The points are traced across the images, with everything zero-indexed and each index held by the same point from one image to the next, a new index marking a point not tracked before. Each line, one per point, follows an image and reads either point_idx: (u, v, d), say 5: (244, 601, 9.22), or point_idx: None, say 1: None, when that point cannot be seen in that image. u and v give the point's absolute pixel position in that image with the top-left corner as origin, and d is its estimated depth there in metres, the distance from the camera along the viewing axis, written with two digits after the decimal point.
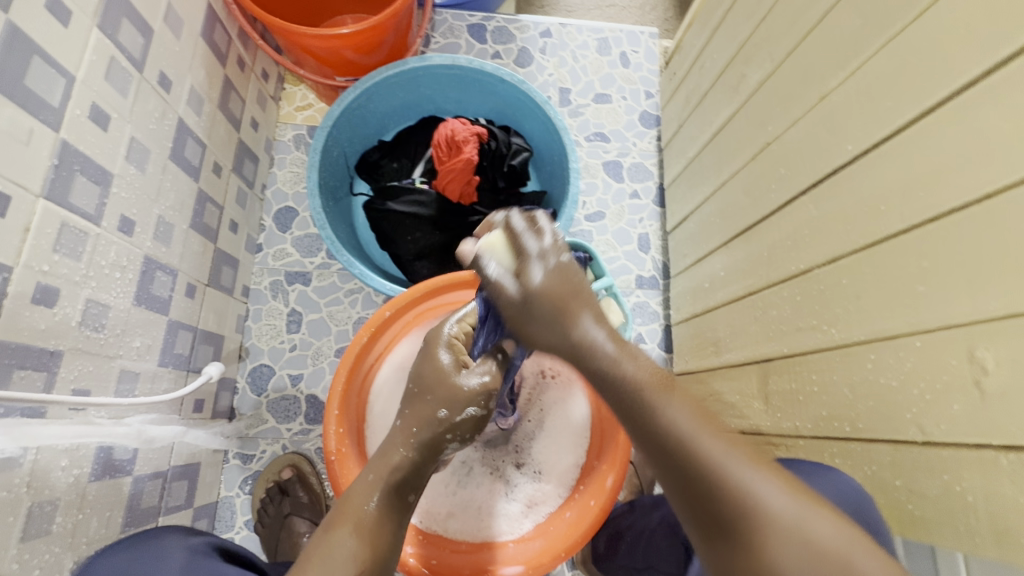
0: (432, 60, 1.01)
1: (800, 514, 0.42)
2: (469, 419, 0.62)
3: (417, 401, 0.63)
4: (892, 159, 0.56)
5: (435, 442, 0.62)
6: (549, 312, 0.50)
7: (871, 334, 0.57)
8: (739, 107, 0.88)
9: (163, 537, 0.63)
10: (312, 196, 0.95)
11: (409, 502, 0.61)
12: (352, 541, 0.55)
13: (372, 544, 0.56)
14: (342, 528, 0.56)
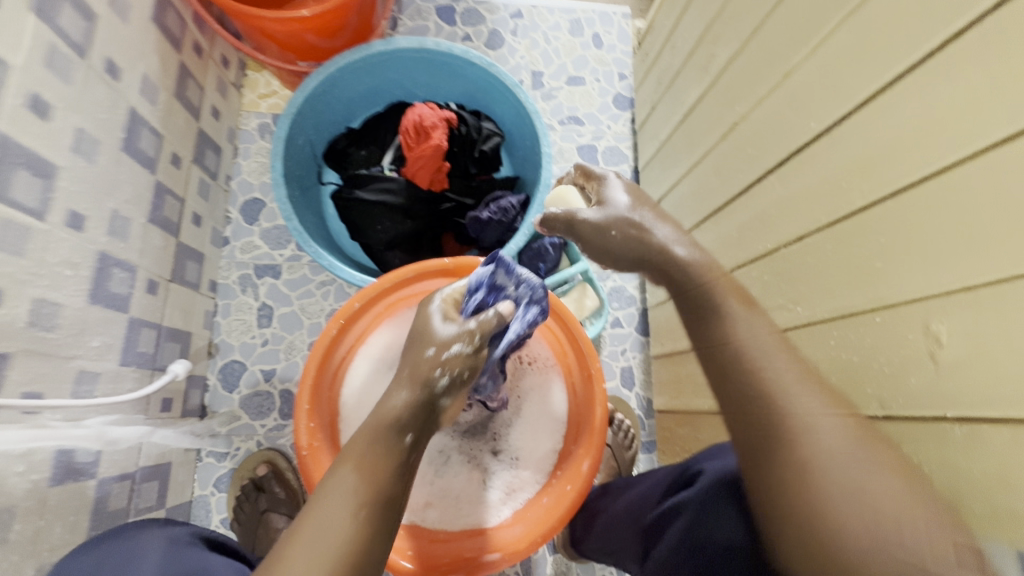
0: (398, 43, 0.98)
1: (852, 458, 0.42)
2: (457, 356, 0.63)
3: (411, 355, 0.65)
4: (855, 135, 0.55)
5: (425, 392, 0.62)
6: (624, 233, 0.65)
7: (833, 311, 0.57)
8: (709, 86, 0.87)
9: (144, 531, 0.64)
10: (277, 186, 0.92)
11: (405, 444, 0.61)
12: (352, 479, 0.58)
13: (370, 485, 0.58)
14: (344, 468, 0.59)
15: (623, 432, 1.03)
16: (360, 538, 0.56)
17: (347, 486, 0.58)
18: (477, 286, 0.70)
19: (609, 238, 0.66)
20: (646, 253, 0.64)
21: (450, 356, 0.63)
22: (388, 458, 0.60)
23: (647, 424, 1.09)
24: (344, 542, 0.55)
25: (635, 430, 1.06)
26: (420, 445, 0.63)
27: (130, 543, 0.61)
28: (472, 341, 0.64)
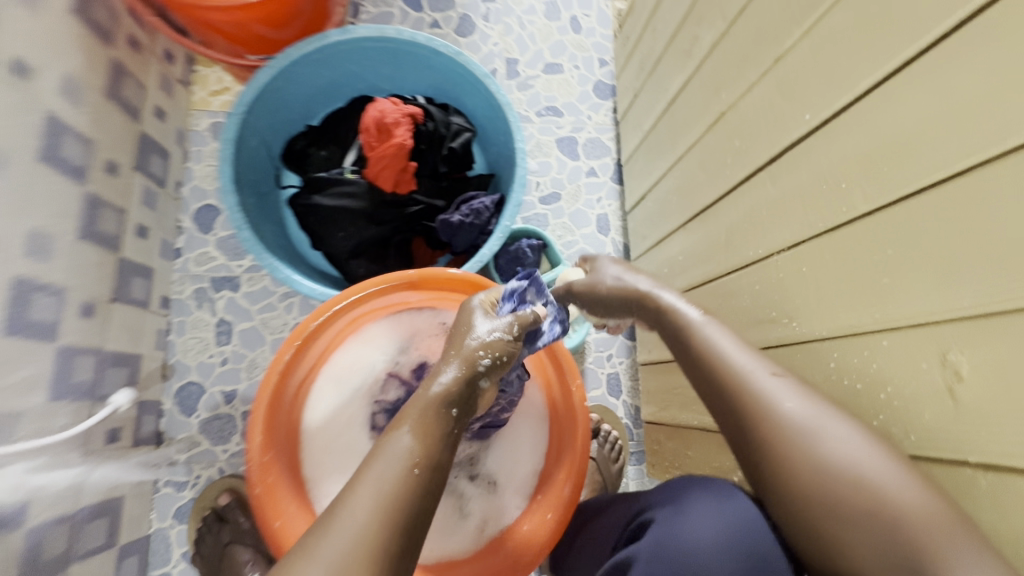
0: (355, 32, 0.90)
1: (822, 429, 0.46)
2: (500, 341, 0.59)
3: (456, 335, 0.61)
4: (856, 129, 0.49)
5: (468, 369, 0.56)
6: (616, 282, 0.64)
7: (833, 329, 0.51)
8: (692, 73, 0.79)
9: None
10: (226, 194, 0.84)
11: (450, 417, 0.54)
12: (408, 439, 0.50)
13: (426, 446, 0.51)
14: (400, 428, 0.51)
15: (609, 444, 0.98)
16: (415, 503, 0.48)
17: (400, 450, 0.50)
18: (510, 292, 0.66)
19: (597, 288, 0.66)
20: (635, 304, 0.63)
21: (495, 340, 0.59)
22: (438, 426, 0.52)
23: (635, 434, 1.03)
24: (398, 504, 0.47)
25: (622, 441, 1.00)
26: (463, 424, 0.55)
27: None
28: (512, 330, 0.61)
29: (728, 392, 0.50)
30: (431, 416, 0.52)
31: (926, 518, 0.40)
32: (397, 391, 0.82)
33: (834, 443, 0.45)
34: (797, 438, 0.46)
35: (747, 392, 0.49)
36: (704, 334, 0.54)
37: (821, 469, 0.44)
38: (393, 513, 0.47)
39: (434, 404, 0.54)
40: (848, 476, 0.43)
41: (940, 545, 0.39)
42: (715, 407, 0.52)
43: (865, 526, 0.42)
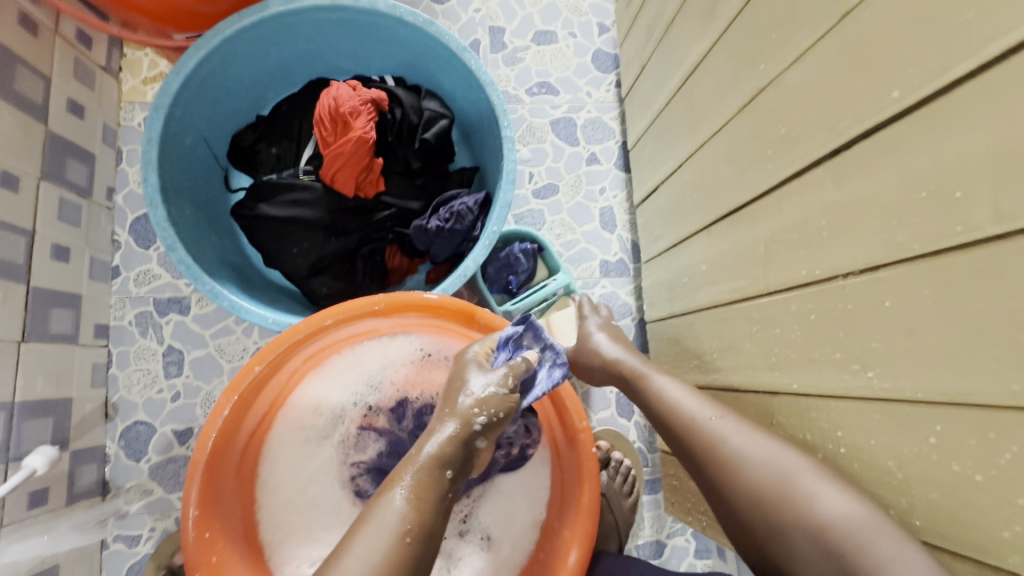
0: (300, 0, 0.74)
1: (757, 450, 0.50)
2: (497, 396, 0.52)
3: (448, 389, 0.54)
4: (977, 112, 0.34)
5: (465, 430, 0.50)
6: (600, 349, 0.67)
7: (939, 394, 0.38)
8: (715, 38, 0.64)
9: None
10: (152, 206, 0.69)
11: (445, 480, 0.48)
12: (399, 503, 0.45)
13: (420, 512, 0.45)
14: (392, 489, 0.47)
15: (622, 476, 0.85)
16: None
17: (392, 516, 0.45)
18: (504, 339, 0.59)
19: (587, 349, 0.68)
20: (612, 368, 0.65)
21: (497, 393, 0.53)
22: (432, 493, 0.47)
23: (650, 459, 0.90)
24: None
25: (636, 472, 0.88)
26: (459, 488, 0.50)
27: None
28: (507, 382, 0.53)
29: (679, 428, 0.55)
30: (425, 478, 0.47)
31: (859, 520, 0.43)
32: (376, 444, 0.70)
33: (769, 464, 0.49)
34: (737, 463, 0.50)
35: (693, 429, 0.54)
36: (661, 388, 0.59)
37: (760, 490, 0.48)
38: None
39: (428, 467, 0.48)
40: (783, 487, 0.47)
41: (872, 543, 0.42)
42: (675, 450, 0.56)
43: (807, 538, 0.45)
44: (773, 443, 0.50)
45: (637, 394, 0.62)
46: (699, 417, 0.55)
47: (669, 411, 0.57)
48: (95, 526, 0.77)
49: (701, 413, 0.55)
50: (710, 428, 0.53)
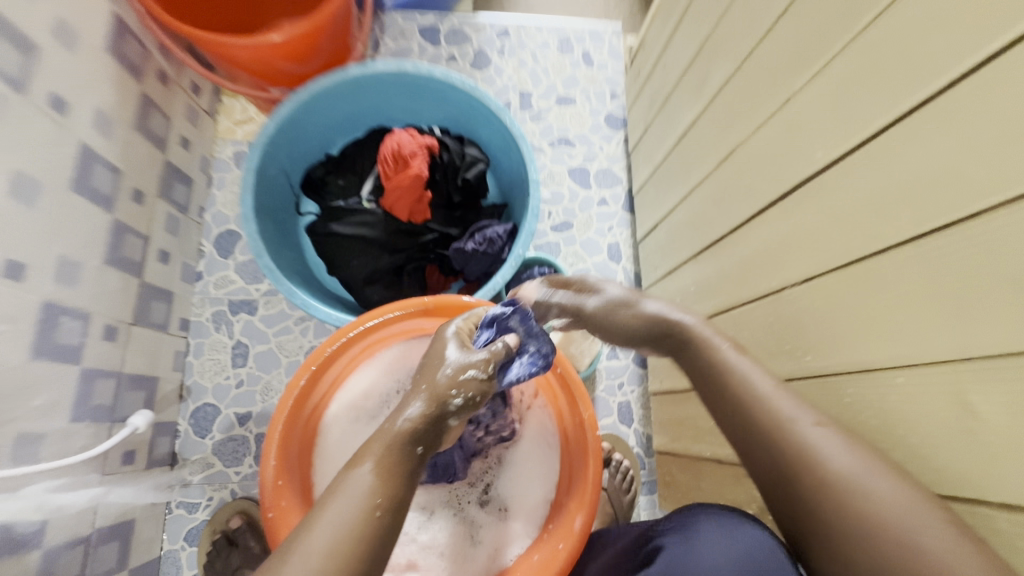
0: (374, 67, 0.93)
1: (853, 465, 0.46)
2: (474, 380, 0.58)
3: (429, 366, 0.60)
4: (867, 169, 0.50)
5: (437, 406, 0.55)
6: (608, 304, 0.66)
7: (849, 365, 0.52)
8: (703, 108, 0.82)
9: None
10: (247, 221, 0.86)
11: (415, 455, 0.53)
12: (369, 476, 0.49)
13: (386, 486, 0.49)
14: (362, 463, 0.51)
15: (621, 474, 0.97)
16: (373, 549, 0.46)
17: (362, 485, 0.49)
18: (489, 320, 0.67)
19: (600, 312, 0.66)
20: (639, 321, 0.63)
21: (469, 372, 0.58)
22: (401, 466, 0.51)
23: (647, 463, 1.02)
24: (353, 543, 0.46)
25: (635, 472, 0.99)
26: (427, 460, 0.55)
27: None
28: (488, 367, 0.59)
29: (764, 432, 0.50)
30: (393, 452, 0.51)
31: (924, 539, 0.41)
32: None
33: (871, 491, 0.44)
34: (812, 459, 0.47)
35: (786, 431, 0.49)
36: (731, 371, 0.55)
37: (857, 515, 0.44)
38: (353, 551, 0.45)
39: (398, 440, 0.52)
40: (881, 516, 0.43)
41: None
42: (745, 444, 0.52)
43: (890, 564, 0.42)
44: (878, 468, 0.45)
45: (703, 377, 0.57)
46: (774, 400, 0.51)
47: (753, 403, 0.52)
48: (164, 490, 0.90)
49: (800, 417, 0.49)
50: (806, 434, 0.48)
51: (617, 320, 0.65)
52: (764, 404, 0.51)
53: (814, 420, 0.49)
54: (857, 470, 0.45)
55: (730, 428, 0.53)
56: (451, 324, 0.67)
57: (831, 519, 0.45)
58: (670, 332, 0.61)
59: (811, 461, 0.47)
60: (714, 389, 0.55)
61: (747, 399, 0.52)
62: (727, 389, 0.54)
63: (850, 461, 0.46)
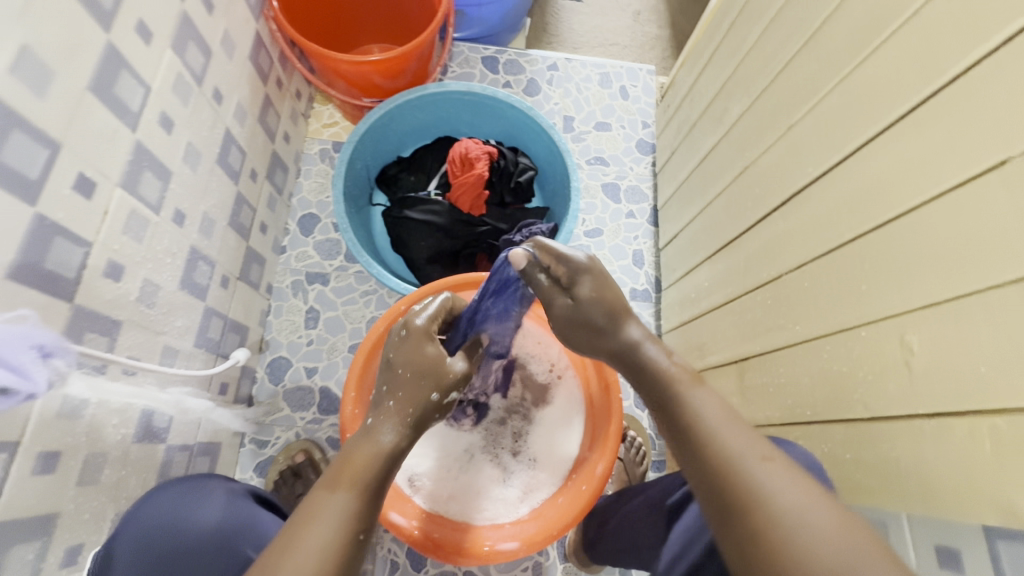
0: (449, 86, 1.12)
1: (787, 496, 0.48)
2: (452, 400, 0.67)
3: (414, 373, 0.64)
4: (844, 179, 0.66)
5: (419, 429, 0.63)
6: (592, 298, 0.67)
7: (822, 330, 0.66)
8: (722, 135, 0.99)
9: (211, 484, 0.71)
10: (337, 202, 1.04)
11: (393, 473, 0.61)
12: (350, 503, 0.55)
13: (364, 512, 0.56)
14: (343, 489, 0.56)
15: (635, 448, 1.09)
16: (348, 565, 0.53)
17: (343, 514, 0.54)
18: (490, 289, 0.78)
19: (585, 293, 0.67)
20: (606, 337, 0.68)
21: (449, 389, 0.65)
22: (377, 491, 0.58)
23: (657, 444, 1.15)
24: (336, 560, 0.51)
25: (647, 448, 1.11)
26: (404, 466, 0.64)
27: (201, 484, 0.70)
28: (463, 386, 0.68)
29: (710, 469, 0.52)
30: (371, 480, 0.57)
31: None
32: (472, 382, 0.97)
33: (834, 539, 0.45)
34: (767, 497, 0.49)
35: (735, 463, 0.52)
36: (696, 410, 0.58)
37: (818, 562, 0.44)
38: (331, 573, 0.51)
39: (382, 459, 0.59)
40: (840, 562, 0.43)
41: None
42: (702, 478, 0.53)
43: None
44: (835, 514, 0.47)
45: (665, 414, 0.60)
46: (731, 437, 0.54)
47: (709, 436, 0.55)
48: (251, 422, 1.06)
49: (748, 454, 0.52)
50: (758, 469, 0.51)
51: (591, 321, 0.67)
52: (715, 440, 0.54)
53: (763, 456, 0.52)
54: (795, 502, 0.47)
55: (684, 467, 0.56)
56: (419, 316, 0.70)
57: (784, 553, 0.45)
58: (640, 366, 0.65)
59: (753, 496, 0.49)
60: (677, 429, 0.58)
61: (697, 430, 0.56)
62: (683, 425, 0.58)
63: (792, 492, 0.48)
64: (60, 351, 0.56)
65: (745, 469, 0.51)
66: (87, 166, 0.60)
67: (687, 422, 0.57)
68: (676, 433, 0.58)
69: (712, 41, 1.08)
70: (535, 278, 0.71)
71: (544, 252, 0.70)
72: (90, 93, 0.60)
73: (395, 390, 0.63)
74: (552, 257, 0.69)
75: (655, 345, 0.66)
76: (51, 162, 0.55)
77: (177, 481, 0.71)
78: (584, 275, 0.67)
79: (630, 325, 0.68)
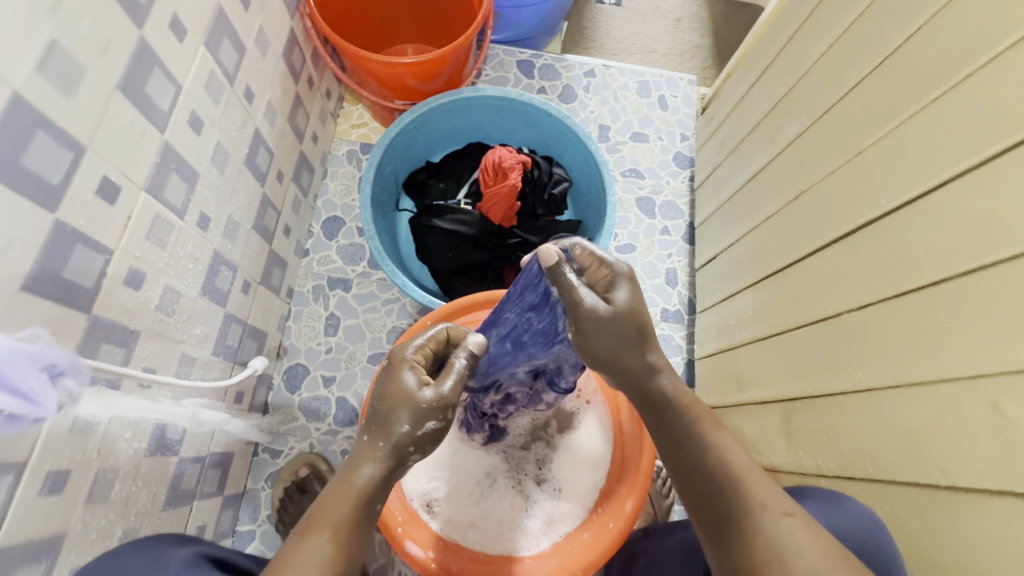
0: (484, 91, 1.08)
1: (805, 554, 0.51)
2: (430, 432, 0.60)
3: (390, 403, 0.61)
4: (925, 215, 0.60)
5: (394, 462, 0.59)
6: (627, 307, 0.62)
7: (892, 380, 0.61)
8: (774, 156, 0.94)
9: (165, 554, 0.62)
10: (365, 207, 0.99)
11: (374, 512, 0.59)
12: (325, 547, 0.54)
13: (342, 555, 0.55)
14: (319, 532, 0.55)
15: (662, 480, 1.05)
16: None
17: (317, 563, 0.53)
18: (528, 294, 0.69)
19: (618, 301, 0.62)
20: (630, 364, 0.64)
21: (424, 418, 0.60)
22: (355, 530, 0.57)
23: None
24: None
25: None
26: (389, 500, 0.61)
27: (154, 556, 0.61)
28: (445, 417, 0.61)
29: (729, 515, 0.56)
30: (350, 522, 0.56)
31: None
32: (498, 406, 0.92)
33: None
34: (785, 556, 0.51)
35: (758, 517, 0.55)
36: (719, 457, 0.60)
37: None
38: None
39: (360, 501, 0.57)
40: None
41: None
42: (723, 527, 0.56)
43: None
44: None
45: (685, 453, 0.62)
46: (753, 490, 0.57)
47: (733, 488, 0.57)
48: (266, 432, 1.03)
49: (770, 507, 0.55)
50: (778, 524, 0.53)
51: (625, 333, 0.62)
52: (739, 492, 0.57)
53: (786, 511, 0.54)
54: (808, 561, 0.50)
55: (697, 511, 0.59)
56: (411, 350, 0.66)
57: None
58: (658, 397, 0.65)
59: (774, 552, 0.51)
60: (697, 473, 0.61)
61: (721, 474, 0.59)
62: (702, 468, 0.60)
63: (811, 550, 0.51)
64: (71, 370, 0.53)
65: (768, 524, 0.54)
66: (113, 170, 0.57)
67: (710, 469, 0.60)
68: (697, 477, 0.60)
69: (767, 55, 1.02)
70: (562, 274, 0.62)
71: (583, 251, 0.64)
72: (119, 92, 0.56)
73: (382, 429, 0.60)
74: (596, 258, 0.64)
75: (672, 378, 0.66)
76: (75, 165, 0.52)
77: (127, 548, 0.62)
78: (622, 281, 0.62)
79: (650, 353, 0.65)
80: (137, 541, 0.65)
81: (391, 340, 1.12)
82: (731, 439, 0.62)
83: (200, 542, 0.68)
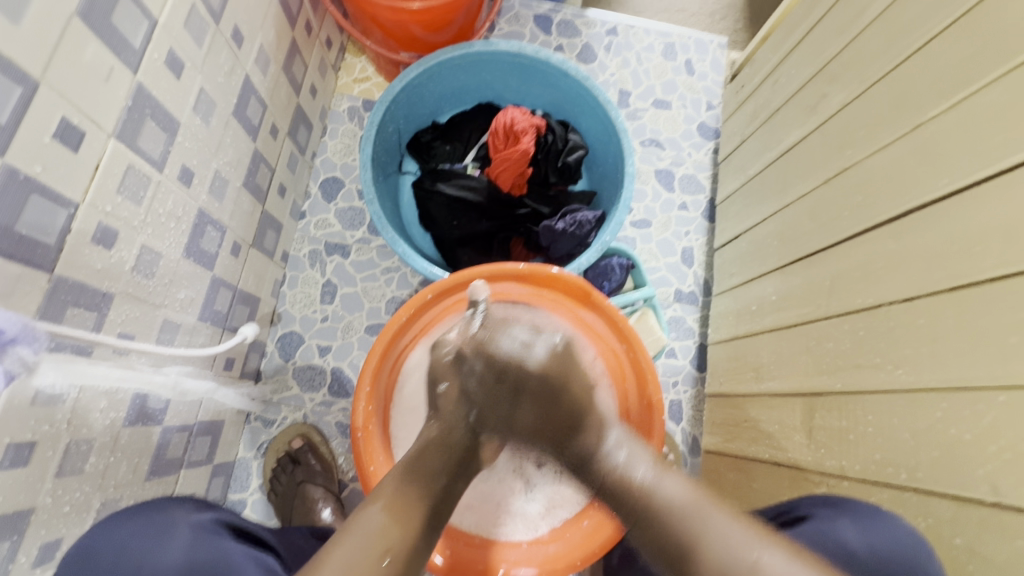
0: (498, 46, 0.98)
1: None
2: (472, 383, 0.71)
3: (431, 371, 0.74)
4: (992, 199, 0.54)
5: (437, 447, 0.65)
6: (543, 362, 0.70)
7: (942, 382, 0.56)
8: (813, 128, 0.86)
9: (173, 521, 0.58)
10: (365, 168, 0.92)
11: (438, 490, 0.62)
12: (378, 516, 0.56)
13: (392, 531, 0.56)
14: (371, 503, 0.58)
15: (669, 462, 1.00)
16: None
17: (374, 529, 0.55)
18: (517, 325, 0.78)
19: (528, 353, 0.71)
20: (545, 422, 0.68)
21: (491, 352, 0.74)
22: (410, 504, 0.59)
23: (691, 462, 1.04)
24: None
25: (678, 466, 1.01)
26: (451, 492, 0.64)
27: (162, 520, 0.58)
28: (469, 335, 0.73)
29: (688, 554, 0.54)
30: (403, 495, 0.59)
31: None
32: None
33: None
34: None
35: (728, 574, 0.51)
36: (660, 492, 0.58)
37: None
38: None
39: (422, 480, 0.61)
40: None
41: None
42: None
43: None
44: None
45: (637, 516, 0.59)
46: (709, 525, 0.54)
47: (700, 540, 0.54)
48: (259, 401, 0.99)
49: (738, 567, 0.51)
50: None
51: (552, 421, 0.67)
52: (707, 533, 0.54)
53: (754, 558, 0.51)
54: None
55: (661, 552, 0.56)
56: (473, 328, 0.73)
57: None
58: (620, 495, 0.60)
59: None
60: (650, 524, 0.57)
61: (674, 529, 0.55)
62: (661, 528, 0.56)
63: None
64: (25, 337, 0.48)
65: (743, 569, 0.51)
66: (74, 111, 0.50)
67: (665, 522, 0.56)
68: (659, 545, 0.56)
69: (812, 15, 0.93)
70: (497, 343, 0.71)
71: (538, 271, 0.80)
72: (78, 22, 0.49)
73: (443, 406, 0.70)
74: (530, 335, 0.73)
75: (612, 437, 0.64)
76: (26, 104, 0.46)
77: (134, 510, 0.59)
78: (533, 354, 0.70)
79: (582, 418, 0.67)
80: (145, 505, 0.60)
81: (389, 311, 1.07)
82: (671, 477, 0.60)
83: (217, 509, 0.64)
